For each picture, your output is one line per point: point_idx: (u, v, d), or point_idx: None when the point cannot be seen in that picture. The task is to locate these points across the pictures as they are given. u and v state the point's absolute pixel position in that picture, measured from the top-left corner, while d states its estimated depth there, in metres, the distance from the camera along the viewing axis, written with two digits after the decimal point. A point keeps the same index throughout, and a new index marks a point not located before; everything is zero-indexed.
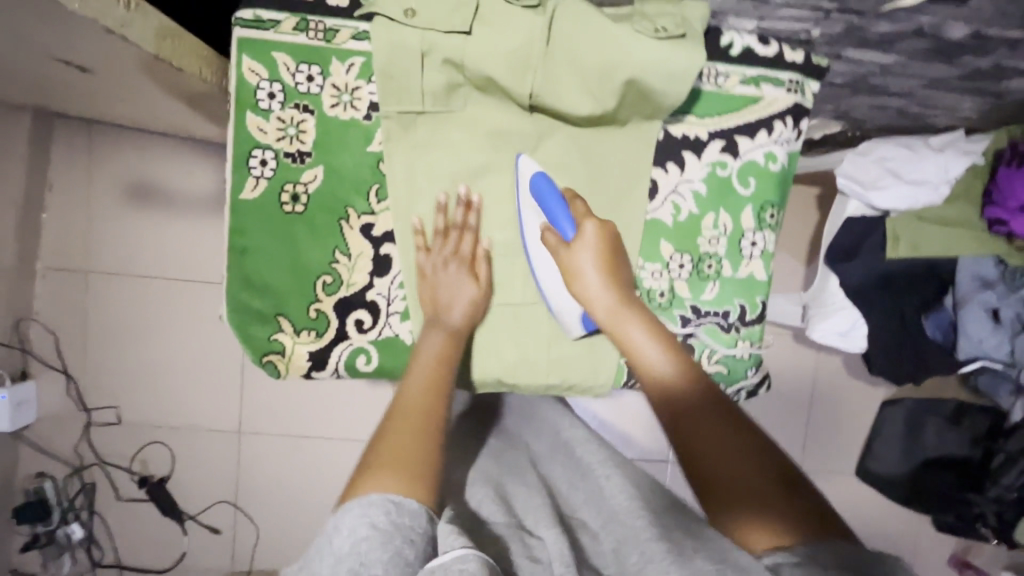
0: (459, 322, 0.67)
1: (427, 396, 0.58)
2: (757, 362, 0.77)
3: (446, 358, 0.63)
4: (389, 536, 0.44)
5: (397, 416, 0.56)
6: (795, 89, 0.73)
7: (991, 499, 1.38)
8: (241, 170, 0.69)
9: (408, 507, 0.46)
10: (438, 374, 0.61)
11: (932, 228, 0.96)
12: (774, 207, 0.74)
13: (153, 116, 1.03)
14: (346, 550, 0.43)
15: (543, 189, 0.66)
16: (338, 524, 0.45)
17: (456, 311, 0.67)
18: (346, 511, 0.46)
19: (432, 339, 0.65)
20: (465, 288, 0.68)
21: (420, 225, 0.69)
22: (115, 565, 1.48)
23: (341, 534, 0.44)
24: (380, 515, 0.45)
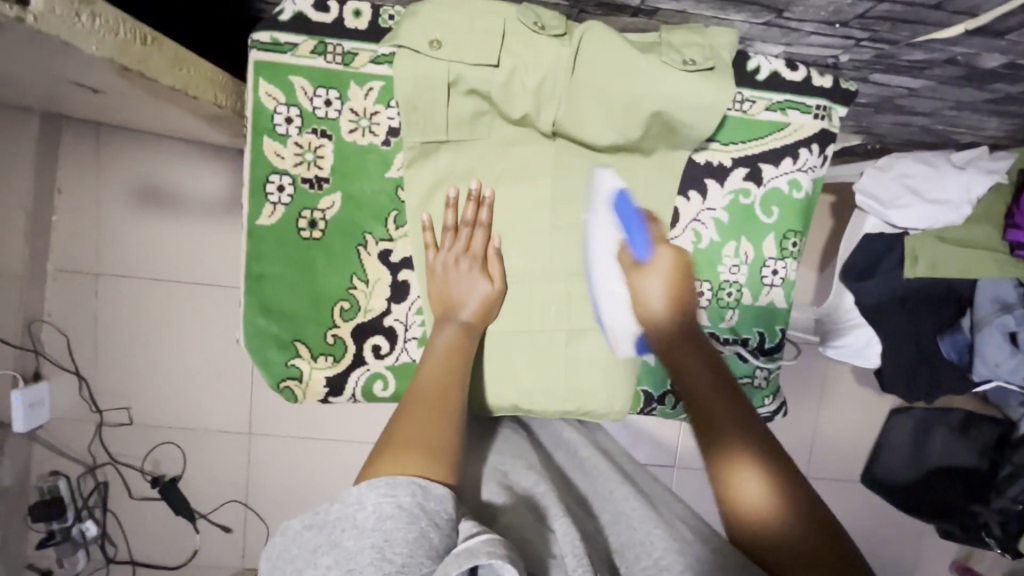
0: (472, 318, 0.66)
1: (442, 384, 0.57)
2: (774, 391, 0.78)
3: (459, 352, 0.62)
4: (415, 518, 0.41)
5: (416, 403, 0.55)
6: (822, 116, 0.71)
7: (994, 509, 1.38)
8: (258, 196, 0.68)
9: (434, 490, 0.45)
10: (453, 367, 0.59)
11: (952, 248, 0.95)
12: (796, 235, 0.73)
13: (164, 124, 1.02)
14: (368, 525, 0.40)
15: (625, 213, 0.68)
16: (357, 495, 0.42)
17: (469, 308, 0.66)
18: (366, 485, 0.42)
19: (446, 330, 0.63)
20: (478, 286, 0.67)
21: (429, 222, 0.68)
22: (128, 561, 1.51)
23: (364, 509, 0.41)
24: (406, 496, 0.42)
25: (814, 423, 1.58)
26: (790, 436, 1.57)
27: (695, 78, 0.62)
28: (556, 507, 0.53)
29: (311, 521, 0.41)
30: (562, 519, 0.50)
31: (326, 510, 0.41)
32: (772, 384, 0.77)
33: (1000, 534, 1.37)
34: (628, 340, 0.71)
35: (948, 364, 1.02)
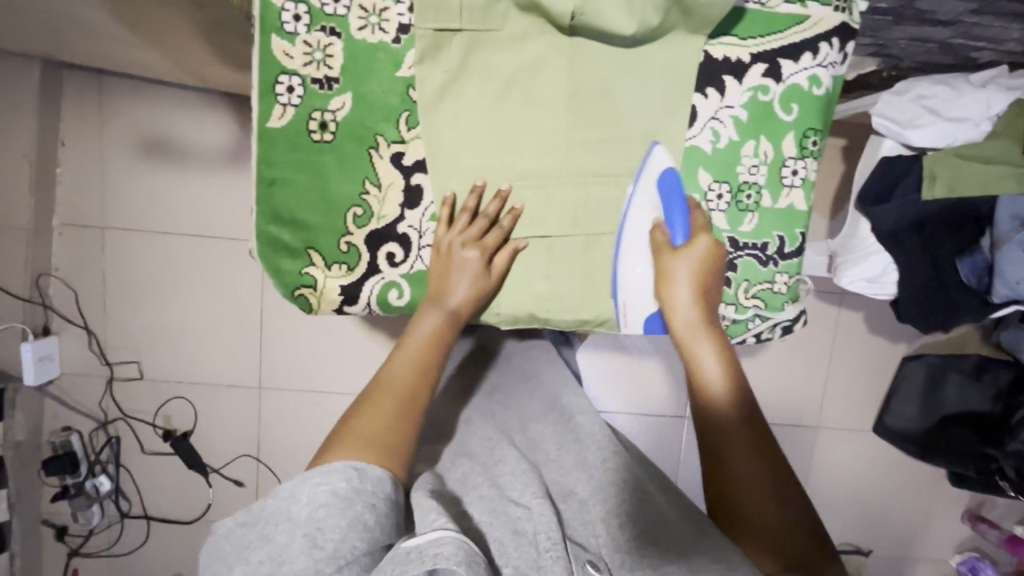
0: (458, 306, 0.67)
1: (411, 375, 0.62)
2: (794, 295, 0.77)
3: (438, 343, 0.65)
4: (348, 502, 0.49)
5: (382, 391, 0.60)
6: (841, 9, 0.69)
7: (1010, 454, 1.37)
8: (267, 98, 0.67)
9: (372, 473, 0.52)
10: (429, 358, 0.64)
11: (971, 164, 0.94)
12: (817, 133, 0.72)
13: (165, 58, 1.01)
14: (305, 517, 0.48)
15: (670, 187, 0.68)
16: (292, 490, 0.49)
17: (458, 296, 0.67)
18: (305, 479, 0.50)
19: (429, 317, 0.66)
20: (476, 273, 0.67)
21: (451, 199, 0.69)
22: (142, 516, 1.52)
23: (299, 501, 0.49)
24: (341, 482, 0.50)
25: (825, 371, 1.57)
26: (801, 385, 1.57)
27: None
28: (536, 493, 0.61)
29: (245, 518, 0.49)
30: (536, 497, 0.60)
31: (263, 507, 0.49)
32: (792, 292, 0.77)
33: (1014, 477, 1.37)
34: (641, 319, 0.71)
35: (966, 287, 1.01)
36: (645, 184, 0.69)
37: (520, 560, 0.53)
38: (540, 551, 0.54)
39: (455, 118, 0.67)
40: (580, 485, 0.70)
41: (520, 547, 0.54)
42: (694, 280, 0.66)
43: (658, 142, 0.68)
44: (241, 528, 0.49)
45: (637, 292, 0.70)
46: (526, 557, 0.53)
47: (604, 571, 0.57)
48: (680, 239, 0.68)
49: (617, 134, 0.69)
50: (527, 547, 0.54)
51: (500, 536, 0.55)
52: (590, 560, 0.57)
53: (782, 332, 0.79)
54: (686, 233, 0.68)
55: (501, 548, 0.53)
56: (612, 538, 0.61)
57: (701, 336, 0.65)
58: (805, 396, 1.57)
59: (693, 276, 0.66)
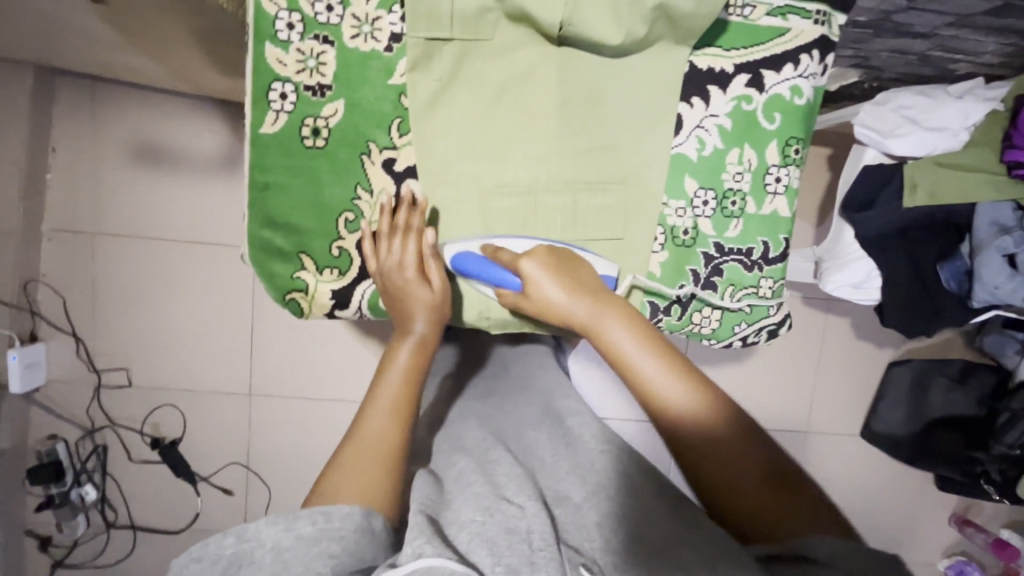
0: (424, 330, 0.69)
1: (389, 419, 0.62)
2: (779, 299, 0.78)
3: (415, 372, 0.67)
4: (314, 542, 0.49)
5: (363, 439, 0.60)
6: (821, 22, 0.71)
7: (995, 456, 1.39)
8: (260, 104, 0.67)
9: (338, 511, 0.52)
10: (407, 390, 0.65)
11: (951, 172, 0.96)
12: (799, 142, 0.74)
13: (159, 65, 1.02)
14: (267, 561, 0.48)
15: (473, 261, 0.68)
16: (254, 533, 0.49)
17: (419, 323, 0.69)
18: (267, 523, 0.49)
19: (401, 350, 0.68)
20: (421, 295, 0.68)
21: (368, 230, 0.69)
22: (129, 526, 1.50)
23: (264, 546, 0.48)
24: (307, 526, 0.50)
25: (813, 377, 1.59)
26: (790, 391, 1.58)
27: None
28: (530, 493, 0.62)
29: (202, 555, 0.48)
30: (529, 499, 0.60)
31: (221, 546, 0.49)
32: (778, 291, 0.78)
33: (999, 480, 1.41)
34: None
35: (947, 291, 1.03)
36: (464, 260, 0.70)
37: (512, 558, 0.51)
38: (533, 549, 0.53)
39: (445, 125, 0.69)
40: (575, 489, 0.69)
41: (513, 545, 0.52)
42: (562, 284, 0.63)
43: (444, 240, 0.70)
44: (196, 565, 0.48)
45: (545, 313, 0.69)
46: (519, 554, 0.51)
47: (598, 572, 0.54)
48: (514, 282, 0.66)
49: (605, 143, 0.71)
50: (520, 545, 0.52)
51: (492, 534, 0.53)
52: (583, 562, 0.55)
53: (767, 336, 0.81)
54: (515, 267, 0.65)
55: (498, 542, 0.52)
56: (605, 540, 0.60)
57: (613, 334, 0.62)
58: (794, 401, 1.59)
59: (558, 281, 0.63)
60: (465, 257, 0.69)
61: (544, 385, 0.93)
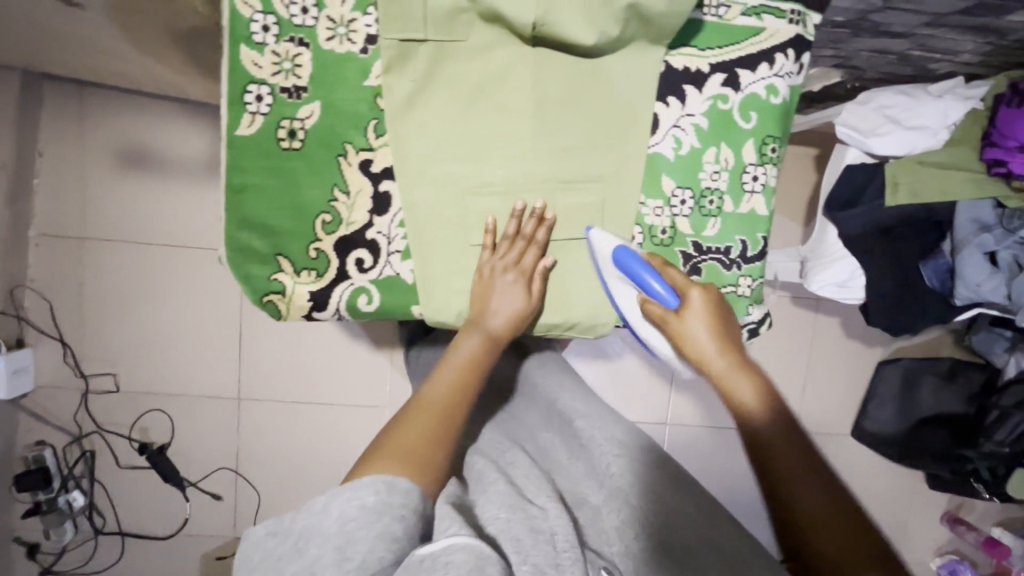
0: (498, 329, 0.69)
1: (448, 402, 0.63)
2: (757, 299, 0.78)
3: (479, 365, 0.68)
4: (377, 515, 0.48)
5: (421, 410, 0.62)
6: (796, 21, 0.72)
7: (983, 454, 1.39)
8: (236, 107, 0.67)
9: (398, 485, 0.52)
10: (467, 382, 0.66)
11: (931, 170, 0.97)
12: (775, 141, 0.74)
13: (143, 69, 1.02)
14: (333, 530, 0.47)
15: (627, 263, 0.65)
16: (321, 505, 0.49)
17: (497, 319, 0.69)
18: (336, 495, 0.50)
19: (471, 339, 0.69)
20: (514, 299, 0.70)
21: (492, 225, 0.71)
22: (117, 532, 1.49)
23: (330, 516, 0.48)
24: (370, 496, 0.50)
25: (803, 377, 1.59)
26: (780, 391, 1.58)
27: None
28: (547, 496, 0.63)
29: (278, 529, 0.49)
30: (550, 500, 0.62)
31: (294, 519, 0.49)
32: (756, 293, 0.78)
33: (989, 478, 1.41)
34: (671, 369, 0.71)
35: (930, 290, 1.04)
36: (605, 263, 0.69)
37: (538, 557, 0.52)
38: (558, 550, 0.54)
39: (423, 125, 0.69)
40: (592, 493, 0.69)
41: (537, 545, 0.54)
42: (708, 326, 0.62)
43: (592, 228, 0.69)
44: (273, 538, 0.49)
45: (651, 336, 0.69)
46: (544, 554, 0.53)
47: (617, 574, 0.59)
48: (674, 301, 0.63)
49: (585, 144, 0.71)
50: (545, 545, 0.54)
51: (517, 533, 0.54)
52: (605, 566, 0.59)
53: (748, 335, 0.80)
54: (670, 291, 0.64)
55: (524, 542, 0.53)
56: (625, 545, 0.62)
57: (732, 369, 0.61)
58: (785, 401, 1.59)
59: (705, 319, 0.62)
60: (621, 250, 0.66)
61: (543, 384, 0.86)
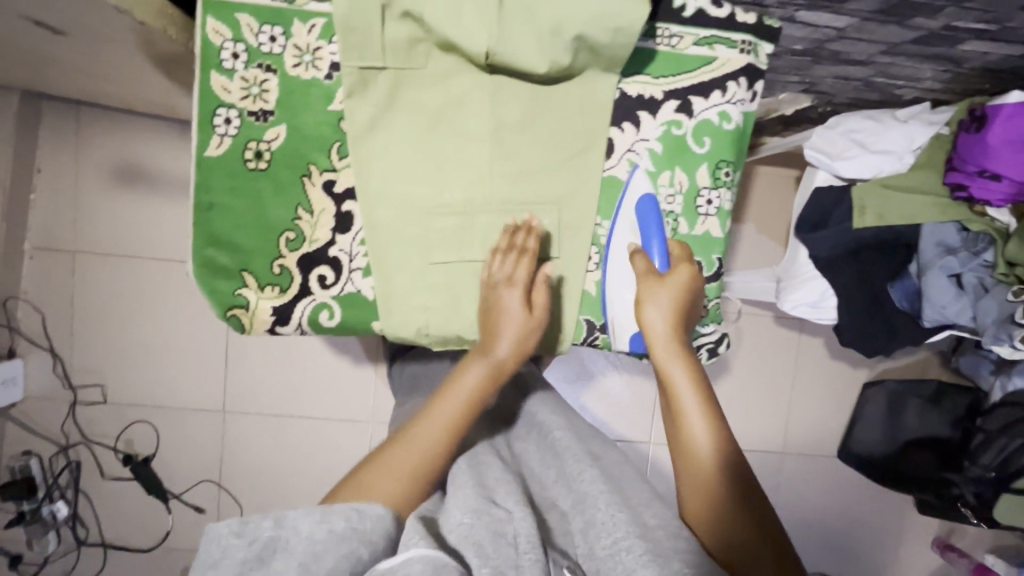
0: (504, 356, 0.66)
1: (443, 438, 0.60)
2: (715, 319, 0.81)
3: (481, 396, 0.64)
4: (346, 540, 0.47)
5: (412, 441, 0.59)
6: (748, 51, 0.74)
7: (969, 479, 1.35)
8: (206, 129, 0.70)
9: (370, 512, 0.50)
10: (463, 413, 0.62)
11: (896, 194, 0.98)
12: (729, 165, 0.76)
13: (132, 89, 1.06)
14: (299, 549, 0.46)
15: (647, 216, 0.74)
16: (293, 520, 0.47)
17: (503, 345, 0.67)
18: (308, 513, 0.48)
19: (474, 368, 0.65)
20: (518, 323, 0.68)
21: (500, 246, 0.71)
22: (99, 543, 1.50)
23: (299, 534, 0.46)
24: (341, 522, 0.48)
25: (788, 397, 1.58)
26: (765, 411, 1.57)
27: None
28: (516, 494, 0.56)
29: (242, 531, 0.46)
30: (518, 502, 0.54)
31: (259, 526, 0.47)
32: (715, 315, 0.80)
33: (975, 503, 1.34)
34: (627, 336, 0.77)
35: (902, 312, 1.05)
36: (626, 213, 0.75)
37: (499, 560, 0.47)
38: (519, 551, 0.49)
39: (384, 147, 0.71)
40: (561, 497, 0.62)
41: (499, 548, 0.48)
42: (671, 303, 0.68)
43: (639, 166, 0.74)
44: (233, 539, 0.46)
45: (619, 305, 0.76)
46: (506, 557, 0.48)
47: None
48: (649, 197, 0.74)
49: (540, 167, 0.73)
50: (507, 549, 0.49)
51: (479, 538, 0.49)
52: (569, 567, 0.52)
53: (707, 355, 0.83)
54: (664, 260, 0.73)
55: (491, 551, 0.48)
56: (589, 546, 0.54)
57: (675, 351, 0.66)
58: (769, 421, 1.57)
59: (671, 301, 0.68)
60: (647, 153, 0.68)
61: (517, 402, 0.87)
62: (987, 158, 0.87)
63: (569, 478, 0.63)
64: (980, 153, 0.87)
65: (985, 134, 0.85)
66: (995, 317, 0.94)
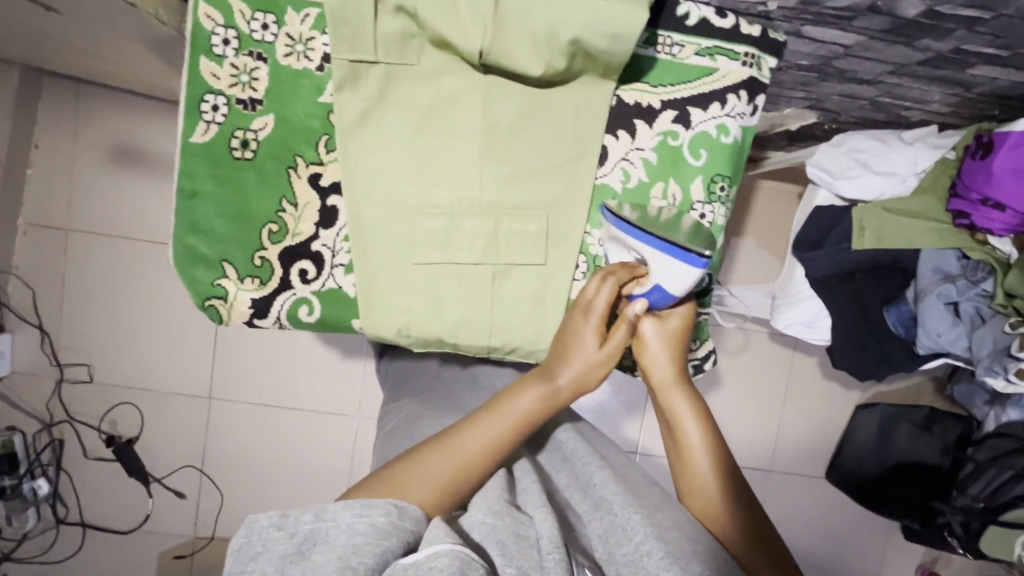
0: (565, 386, 0.62)
1: (486, 455, 0.57)
2: (701, 337, 0.81)
3: (533, 421, 0.61)
4: (386, 535, 0.45)
5: (457, 447, 0.57)
6: (750, 64, 0.73)
7: (957, 508, 1.34)
8: (192, 115, 0.69)
9: (410, 511, 0.49)
10: (513, 438, 0.59)
11: (898, 218, 0.96)
12: (724, 179, 0.75)
13: (130, 69, 1.05)
14: (340, 543, 0.44)
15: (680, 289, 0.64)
16: (332, 514, 0.46)
17: (567, 376, 0.62)
18: (347, 506, 0.47)
19: (531, 390, 0.61)
20: (585, 353, 0.63)
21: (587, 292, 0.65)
22: (79, 523, 1.49)
23: (339, 527, 0.45)
24: (382, 516, 0.47)
25: (778, 416, 1.56)
26: (755, 428, 1.55)
27: (614, 3, 0.61)
28: (533, 497, 0.55)
29: (282, 523, 0.45)
30: (538, 506, 0.53)
31: (298, 520, 0.45)
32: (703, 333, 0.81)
33: (961, 533, 1.34)
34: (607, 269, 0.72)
35: (895, 336, 1.02)
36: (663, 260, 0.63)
37: (523, 561, 0.46)
38: (543, 552, 0.47)
39: (372, 144, 0.70)
40: (576, 500, 0.60)
41: (523, 549, 0.47)
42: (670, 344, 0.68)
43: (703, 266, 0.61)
44: (271, 533, 0.44)
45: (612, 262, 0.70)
46: (529, 558, 0.46)
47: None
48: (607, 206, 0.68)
49: (533, 171, 0.72)
50: (529, 551, 0.47)
51: (502, 538, 0.47)
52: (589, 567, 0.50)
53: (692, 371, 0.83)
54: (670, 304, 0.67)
55: (514, 553, 0.46)
56: (609, 551, 0.52)
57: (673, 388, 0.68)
58: (758, 439, 1.55)
59: (669, 340, 0.68)
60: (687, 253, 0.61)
61: None
62: (990, 186, 0.84)
63: (585, 482, 0.62)
64: (983, 181, 0.85)
65: (991, 161, 0.83)
66: (991, 348, 0.92)
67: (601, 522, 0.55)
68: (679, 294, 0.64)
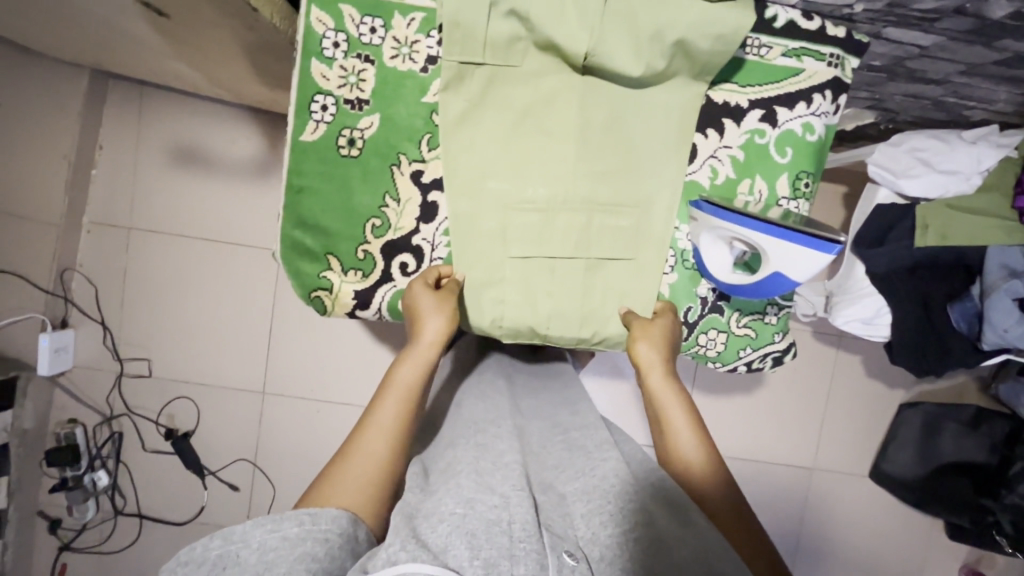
0: (430, 347, 0.67)
1: (383, 442, 0.59)
2: (783, 329, 0.85)
3: (416, 391, 0.64)
4: (299, 542, 0.46)
5: (350, 456, 0.57)
6: (835, 64, 0.75)
7: (1007, 506, 1.42)
8: (302, 114, 0.72)
9: (324, 514, 0.49)
10: (404, 414, 0.62)
11: (963, 216, 0.98)
12: (809, 176, 0.77)
13: (208, 73, 1.08)
14: (250, 563, 0.43)
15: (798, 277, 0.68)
16: (241, 534, 0.45)
17: (429, 337, 0.67)
18: (253, 523, 0.46)
19: (403, 369, 0.65)
20: (438, 318, 0.69)
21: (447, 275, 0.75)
22: (136, 514, 1.52)
23: (250, 546, 0.44)
24: (293, 527, 0.47)
25: (822, 415, 1.55)
26: (800, 426, 1.55)
27: (720, 7, 0.64)
28: (516, 477, 0.53)
29: (186, 558, 0.44)
30: (515, 487, 0.51)
31: (207, 548, 0.44)
32: (761, 339, 0.84)
33: (1012, 532, 1.42)
34: (708, 261, 0.75)
35: (957, 332, 1.05)
36: (793, 249, 0.66)
37: (491, 552, 0.43)
38: (513, 541, 0.45)
39: (470, 144, 0.73)
40: (566, 482, 0.60)
41: (493, 537, 0.45)
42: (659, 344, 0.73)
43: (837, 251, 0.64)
44: (177, 571, 0.43)
45: (715, 255, 0.74)
46: (498, 546, 0.44)
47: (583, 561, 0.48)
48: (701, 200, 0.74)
49: (626, 167, 0.74)
50: (500, 538, 0.45)
51: (472, 527, 0.45)
52: (569, 550, 0.48)
53: (772, 363, 0.87)
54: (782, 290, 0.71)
55: (484, 544, 0.44)
56: (593, 532, 0.52)
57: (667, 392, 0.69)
58: (804, 437, 1.55)
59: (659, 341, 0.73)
60: (817, 241, 0.65)
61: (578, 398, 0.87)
62: None
63: (588, 466, 0.61)
64: None
65: None
66: None
67: (587, 506, 0.55)
68: (797, 279, 0.68)
